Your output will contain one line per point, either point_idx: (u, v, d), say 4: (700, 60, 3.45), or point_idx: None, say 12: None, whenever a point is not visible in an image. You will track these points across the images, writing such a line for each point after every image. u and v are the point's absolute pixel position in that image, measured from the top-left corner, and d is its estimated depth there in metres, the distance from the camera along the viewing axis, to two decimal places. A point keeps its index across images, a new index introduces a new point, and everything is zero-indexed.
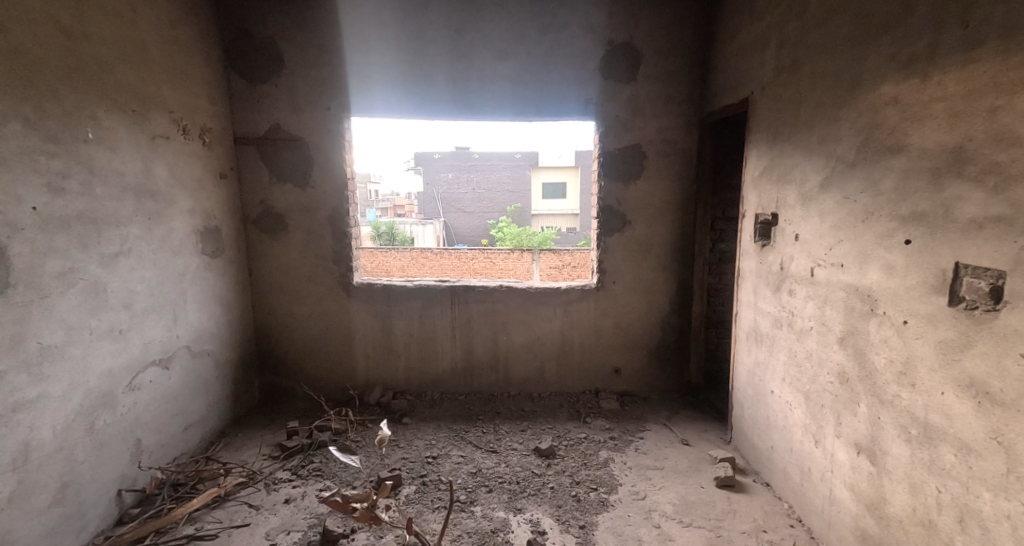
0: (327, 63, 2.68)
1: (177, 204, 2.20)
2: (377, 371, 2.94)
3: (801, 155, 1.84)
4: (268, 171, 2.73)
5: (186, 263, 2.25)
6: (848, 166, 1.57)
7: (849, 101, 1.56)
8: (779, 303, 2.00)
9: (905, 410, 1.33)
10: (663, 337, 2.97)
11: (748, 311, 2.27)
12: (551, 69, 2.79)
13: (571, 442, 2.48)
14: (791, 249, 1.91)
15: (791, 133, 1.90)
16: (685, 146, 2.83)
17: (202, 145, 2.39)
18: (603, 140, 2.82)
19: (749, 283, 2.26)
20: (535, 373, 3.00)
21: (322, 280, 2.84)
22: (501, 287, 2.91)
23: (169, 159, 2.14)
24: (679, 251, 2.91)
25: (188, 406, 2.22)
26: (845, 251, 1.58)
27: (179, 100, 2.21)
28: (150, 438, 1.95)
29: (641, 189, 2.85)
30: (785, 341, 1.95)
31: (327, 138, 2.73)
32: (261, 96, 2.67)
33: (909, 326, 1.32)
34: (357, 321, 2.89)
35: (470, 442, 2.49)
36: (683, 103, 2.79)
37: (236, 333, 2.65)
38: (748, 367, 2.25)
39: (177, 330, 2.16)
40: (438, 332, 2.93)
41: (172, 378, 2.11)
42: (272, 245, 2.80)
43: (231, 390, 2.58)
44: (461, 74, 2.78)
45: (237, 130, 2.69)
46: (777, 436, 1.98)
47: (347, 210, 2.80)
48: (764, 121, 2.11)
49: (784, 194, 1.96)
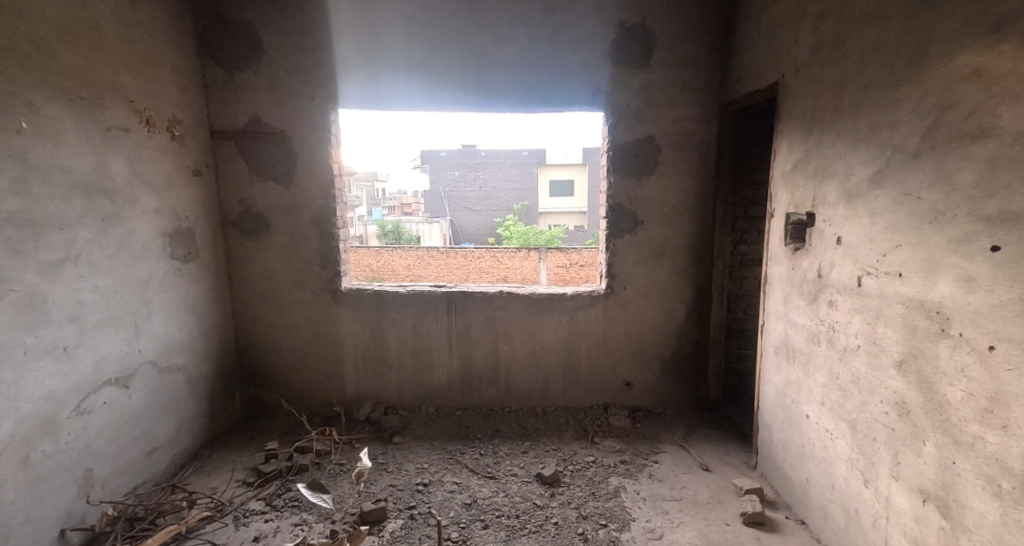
0: (312, 49, 2.45)
1: (140, 205, 1.98)
2: (367, 384, 2.72)
3: (845, 144, 1.58)
4: (248, 168, 2.52)
5: (151, 270, 2.04)
6: (909, 156, 1.31)
7: (912, 76, 1.30)
8: (816, 315, 1.74)
9: (991, 457, 1.07)
10: (679, 347, 2.72)
11: (777, 322, 2.01)
12: (557, 54, 2.54)
13: (576, 467, 2.24)
14: (831, 254, 1.65)
15: (832, 120, 1.64)
16: (703, 139, 2.56)
17: (171, 140, 2.18)
18: (613, 133, 2.57)
19: (779, 292, 2.00)
20: (539, 386, 2.76)
21: (308, 285, 2.62)
22: (501, 293, 2.67)
23: (129, 153, 1.93)
24: (696, 254, 2.65)
25: (154, 428, 2.02)
26: (905, 258, 1.32)
27: (141, 89, 1.99)
28: (103, 468, 1.75)
29: (654, 186, 2.60)
30: (823, 360, 1.69)
31: (311, 130, 2.51)
32: (239, 86, 2.45)
33: (997, 353, 1.06)
34: (345, 331, 2.67)
35: (465, 466, 2.26)
36: (702, 90, 2.53)
37: (212, 343, 2.44)
38: (778, 387, 1.99)
39: (139, 344, 1.95)
40: (433, 342, 2.70)
41: (134, 398, 1.91)
42: (253, 248, 2.58)
43: (206, 407, 2.37)
44: (459, 61, 2.54)
45: (214, 124, 2.47)
46: (815, 468, 1.72)
47: (334, 210, 2.57)
48: (798, 107, 1.84)
49: (823, 190, 1.70)
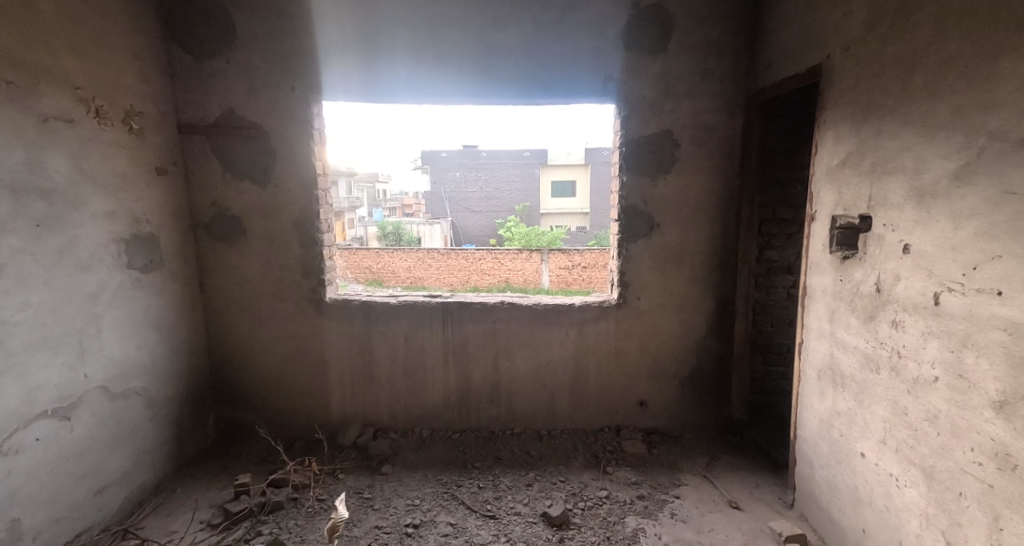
0: (290, 34, 2.20)
1: (86, 207, 1.73)
2: (355, 405, 2.46)
3: (914, 133, 1.31)
4: (221, 165, 2.25)
5: (101, 282, 1.79)
6: (1012, 144, 1.04)
7: (1018, 43, 1.03)
8: (874, 337, 1.47)
9: None
10: (699, 364, 2.45)
11: (821, 342, 1.74)
12: (563, 39, 2.28)
13: (587, 505, 1.99)
14: (894, 265, 1.39)
15: (895, 105, 1.38)
16: (727, 132, 2.30)
17: (129, 134, 1.93)
18: (627, 126, 2.31)
19: (822, 306, 1.74)
20: (544, 406, 2.50)
21: (288, 296, 2.37)
22: (502, 304, 2.40)
23: (72, 148, 1.68)
24: (719, 260, 2.39)
25: (105, 463, 1.77)
26: (1007, 272, 1.05)
27: (88, 75, 1.75)
28: (35, 517, 1.51)
29: (672, 185, 2.33)
30: (884, 391, 1.42)
31: (290, 124, 2.25)
32: (210, 75, 2.19)
33: None
34: (330, 346, 2.41)
35: (461, 503, 2.01)
36: (726, 79, 2.26)
37: (180, 361, 2.19)
38: (822, 417, 1.72)
39: (85, 368, 1.70)
40: (426, 358, 2.44)
41: (77, 431, 1.66)
42: (227, 254, 2.32)
43: (172, 433, 2.12)
44: (455, 46, 2.28)
45: (182, 117, 2.22)
46: (874, 517, 1.45)
47: (318, 213, 2.32)
48: (848, 92, 1.57)
49: (883, 188, 1.43)
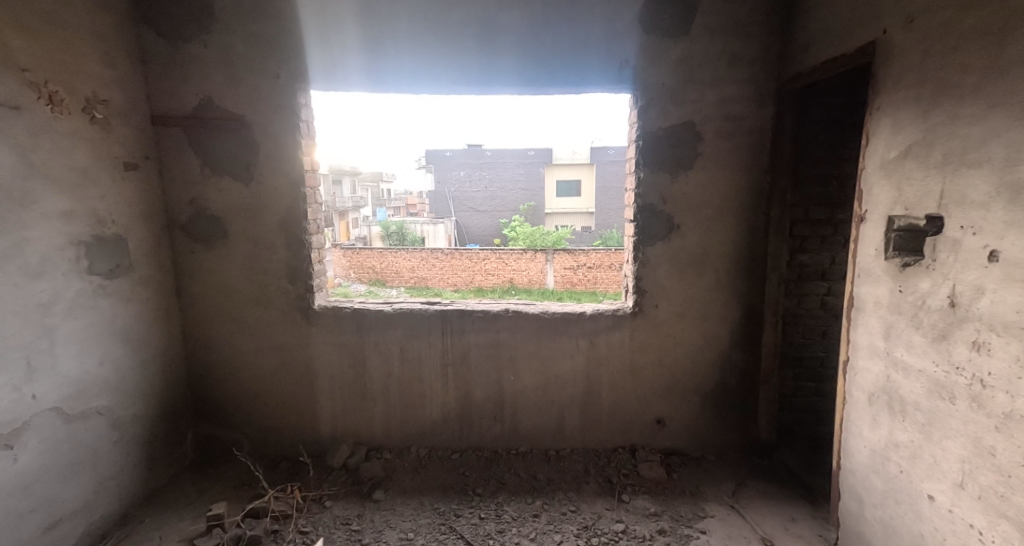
0: (274, 17, 1.99)
1: (36, 207, 1.54)
2: (345, 422, 2.25)
3: (1006, 116, 1.08)
4: (198, 159, 2.05)
5: (54, 291, 1.59)
6: None
7: None
8: (947, 361, 1.24)
9: None
10: (723, 379, 2.23)
11: (874, 361, 1.51)
12: (576, 21, 2.05)
13: (601, 541, 1.78)
14: (976, 276, 1.15)
15: (981, 84, 1.15)
16: (757, 124, 2.07)
17: (91, 125, 1.73)
18: (645, 117, 2.08)
19: (875, 321, 1.51)
20: (552, 423, 2.28)
21: (273, 303, 2.16)
22: (506, 312, 2.18)
23: (18, 138, 1.48)
24: (746, 266, 2.16)
25: (57, 494, 1.57)
26: None
27: (38, 56, 1.55)
28: None
29: (695, 182, 2.10)
30: (961, 425, 1.19)
31: (274, 115, 2.04)
32: (185, 61, 1.99)
33: None
34: (318, 358, 2.20)
35: (459, 537, 1.80)
36: (757, 64, 2.03)
37: (153, 375, 1.99)
38: (875, 448, 1.49)
39: (33, 389, 1.51)
40: (423, 372, 2.23)
41: (22, 461, 1.46)
42: (206, 258, 2.12)
43: (142, 455, 1.92)
44: (456, 30, 2.06)
45: (156, 107, 2.01)
46: None
47: (304, 212, 2.11)
48: (912, 71, 1.34)
49: (960, 184, 1.20)
